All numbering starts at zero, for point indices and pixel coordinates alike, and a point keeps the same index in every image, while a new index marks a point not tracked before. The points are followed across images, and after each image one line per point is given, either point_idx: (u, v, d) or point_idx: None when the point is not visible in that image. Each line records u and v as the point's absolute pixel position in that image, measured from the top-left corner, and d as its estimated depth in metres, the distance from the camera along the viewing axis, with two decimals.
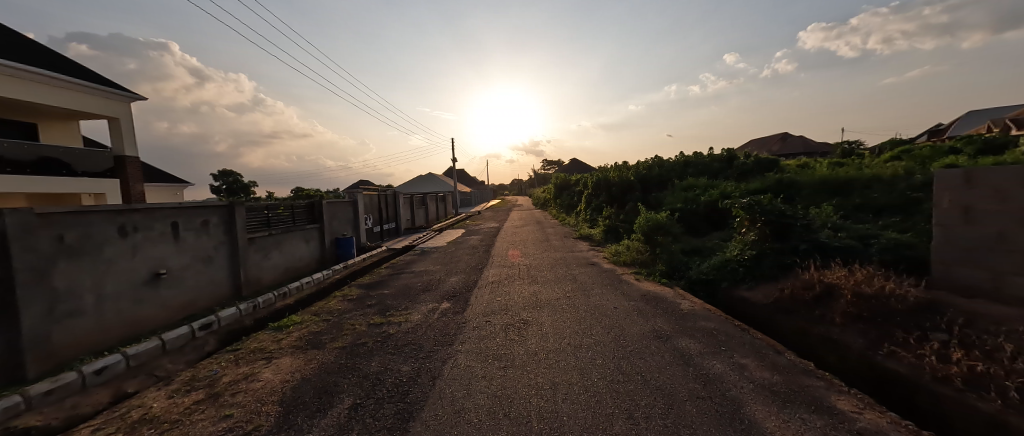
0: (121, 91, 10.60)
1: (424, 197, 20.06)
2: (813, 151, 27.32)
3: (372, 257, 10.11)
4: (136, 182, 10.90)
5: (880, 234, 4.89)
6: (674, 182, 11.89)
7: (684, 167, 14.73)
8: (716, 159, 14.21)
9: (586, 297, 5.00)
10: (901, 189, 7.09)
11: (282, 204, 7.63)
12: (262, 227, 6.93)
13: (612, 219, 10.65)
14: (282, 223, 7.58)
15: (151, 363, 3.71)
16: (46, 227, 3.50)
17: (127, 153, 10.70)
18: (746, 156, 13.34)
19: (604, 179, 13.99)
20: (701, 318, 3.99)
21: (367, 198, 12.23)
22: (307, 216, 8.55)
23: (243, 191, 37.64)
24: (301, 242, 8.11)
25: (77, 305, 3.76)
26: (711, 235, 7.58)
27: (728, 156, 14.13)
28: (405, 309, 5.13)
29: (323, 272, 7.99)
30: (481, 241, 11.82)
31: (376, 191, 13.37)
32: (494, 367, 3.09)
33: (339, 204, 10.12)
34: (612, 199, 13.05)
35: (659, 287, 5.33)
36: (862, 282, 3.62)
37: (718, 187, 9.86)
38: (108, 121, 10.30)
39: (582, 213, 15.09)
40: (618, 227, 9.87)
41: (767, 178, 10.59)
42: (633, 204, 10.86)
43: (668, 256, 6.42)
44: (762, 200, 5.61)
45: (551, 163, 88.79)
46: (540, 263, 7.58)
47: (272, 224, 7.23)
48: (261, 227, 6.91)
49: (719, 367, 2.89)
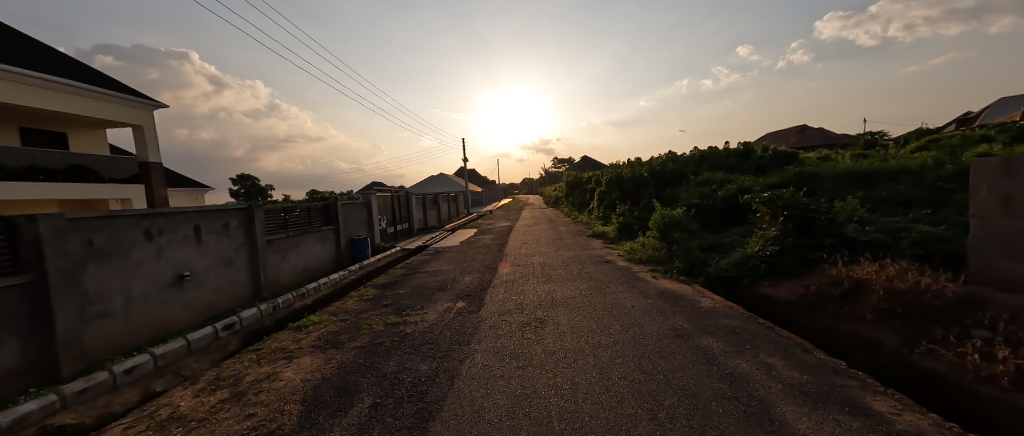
0: (143, 100, 10.99)
1: (436, 198, 20.24)
2: (833, 143, 26.41)
3: (386, 257, 10.23)
4: (159, 187, 11.31)
5: (912, 227, 4.66)
6: (689, 178, 11.67)
7: (699, 162, 14.45)
8: (732, 154, 13.87)
9: (603, 295, 4.92)
10: (932, 180, 6.76)
11: (298, 206, 7.77)
12: (280, 229, 7.08)
13: (626, 216, 10.51)
14: (299, 225, 7.74)
15: (177, 363, 3.82)
16: (76, 232, 3.64)
17: (150, 160, 11.09)
18: (764, 150, 12.99)
19: (617, 176, 13.82)
20: (722, 316, 3.86)
21: (380, 199, 12.40)
22: (323, 217, 8.70)
23: (260, 195, 38.65)
24: (317, 243, 8.26)
25: (107, 307, 3.91)
26: (730, 231, 7.40)
27: (745, 150, 13.79)
28: (421, 308, 5.15)
29: (340, 273, 8.12)
30: (493, 240, 11.83)
31: (390, 191, 13.55)
32: (512, 366, 3.06)
33: (354, 205, 10.26)
34: (624, 196, 12.92)
35: (677, 285, 5.21)
36: (895, 277, 3.44)
37: (736, 181, 9.60)
38: (132, 128, 10.73)
39: (594, 210, 14.94)
40: (632, 225, 9.75)
41: (785, 172, 10.28)
42: (647, 201, 10.69)
43: (685, 253, 6.29)
44: (783, 193, 5.42)
45: (561, 161, 88.22)
46: (554, 261, 7.52)
47: (289, 226, 7.38)
48: (279, 229, 7.06)
49: (745, 366, 2.79)
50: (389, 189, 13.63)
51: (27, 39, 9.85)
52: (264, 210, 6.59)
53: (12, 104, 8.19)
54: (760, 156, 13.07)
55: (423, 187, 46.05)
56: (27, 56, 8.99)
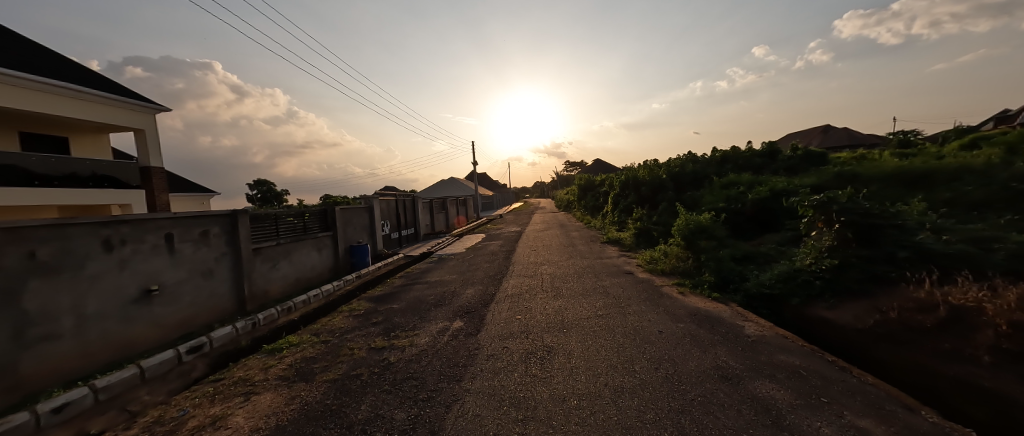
0: (144, 103, 10.88)
1: (444, 202, 19.76)
2: (860, 142, 24.89)
3: (387, 265, 9.69)
4: (161, 192, 11.15)
5: (1008, 236, 3.78)
6: (712, 180, 10.77)
7: (720, 164, 13.48)
8: (757, 154, 12.88)
9: (623, 316, 4.17)
10: (1009, 179, 5.75)
11: (291, 211, 7.31)
12: (270, 236, 6.60)
13: (643, 222, 9.69)
14: (292, 231, 7.26)
15: (125, 396, 3.29)
16: (15, 243, 3.17)
17: (151, 164, 10.95)
18: (793, 150, 11.98)
19: (632, 178, 12.98)
20: (777, 349, 3.04)
21: (384, 203, 11.93)
22: (319, 223, 8.22)
23: (276, 200, 39.26)
24: (312, 251, 7.76)
25: (53, 328, 3.42)
26: (765, 240, 6.53)
27: (771, 150, 12.79)
28: (413, 328, 4.51)
29: (335, 283, 7.59)
30: (500, 247, 11.17)
31: (395, 195, 13.11)
32: (510, 419, 2.37)
33: (354, 210, 9.78)
34: (641, 200, 12.05)
35: (710, 304, 4.42)
36: (1017, 305, 2.61)
37: (767, 183, 8.66)
38: (133, 132, 10.65)
39: (608, 215, 14.12)
40: (651, 231, 8.94)
41: (821, 173, 9.30)
42: (667, 205, 9.85)
43: (716, 264, 5.45)
44: (840, 195, 4.55)
45: (572, 164, 87.05)
46: (566, 272, 6.79)
47: (280, 232, 6.89)
48: (269, 236, 6.58)
49: (829, 433, 2.02)
50: (393, 193, 13.17)
51: (30, 43, 9.86)
52: (252, 216, 6.12)
53: (11, 108, 8.05)
54: (788, 156, 12.07)
55: (432, 191, 45.89)
56: (29, 61, 8.96)
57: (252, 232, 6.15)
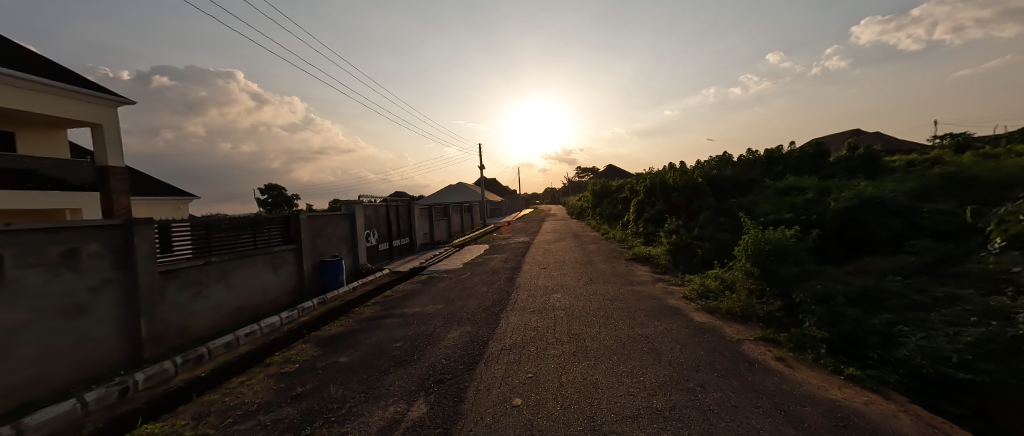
0: (104, 95, 9.53)
1: (446, 208, 18.20)
2: (903, 143, 22.46)
3: (366, 284, 8.03)
4: (121, 195, 9.88)
5: None
6: (763, 186, 8.80)
7: (762, 166, 11.41)
8: (807, 154, 10.79)
9: (704, 417, 2.32)
10: None
11: (234, 219, 5.73)
12: (194, 252, 5.00)
13: (681, 236, 7.80)
14: (232, 244, 5.66)
15: None
16: None
17: (109, 164, 9.63)
18: (851, 149, 9.74)
19: (658, 182, 11.06)
20: None
21: (371, 209, 10.36)
22: (276, 234, 6.60)
23: (286, 204, 38.67)
24: (262, 269, 6.14)
25: None
26: (876, 271, 4.57)
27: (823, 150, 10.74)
28: (345, 417, 2.74)
29: (288, 311, 5.92)
30: (503, 263, 9.40)
31: (385, 201, 11.57)
32: None
33: (328, 218, 8.19)
34: (671, 208, 10.13)
35: (851, 390, 2.55)
36: None
37: (850, 188, 6.67)
38: (91, 127, 9.43)
39: (630, 224, 12.24)
40: (695, 249, 7.05)
41: (912, 175, 7.26)
42: (709, 215, 7.94)
43: (824, 308, 3.55)
44: None
45: (583, 169, 84.83)
46: (587, 308, 4.95)
47: (211, 247, 5.28)
48: (193, 253, 4.97)
49: None
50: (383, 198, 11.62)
51: None
52: (162, 227, 4.52)
53: None
54: (843, 157, 9.82)
55: (439, 197, 44.53)
56: None
57: (163, 247, 4.56)
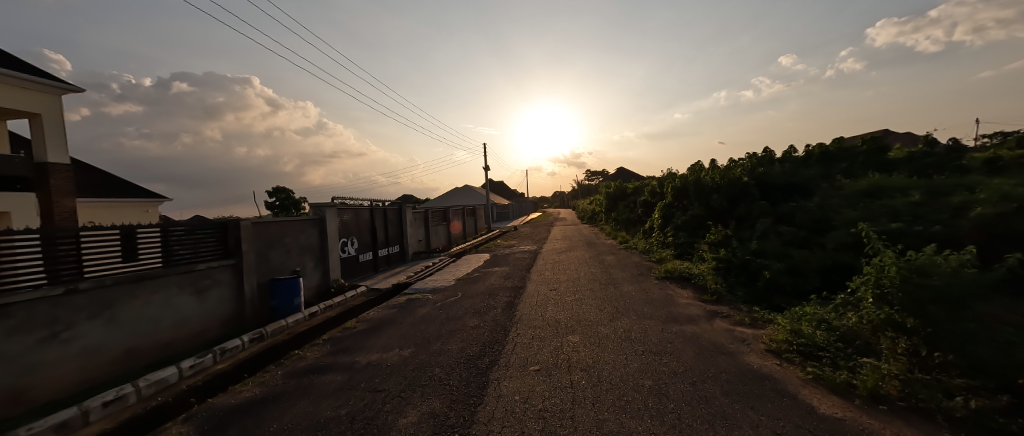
0: (50, 82, 8.27)
1: (445, 211, 16.66)
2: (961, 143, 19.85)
3: (329, 309, 6.39)
4: (64, 195, 8.66)
5: None
6: (834, 187, 6.90)
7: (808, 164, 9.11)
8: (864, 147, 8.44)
9: None
10: None
11: (154, 226, 4.43)
12: (82, 268, 3.65)
13: (733, 250, 5.99)
14: (146, 255, 4.32)
15: None
16: None
17: (49, 160, 8.43)
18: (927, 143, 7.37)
19: (691, 182, 9.25)
20: None
21: (349, 213, 8.83)
22: (207, 247, 5.10)
23: (290, 208, 38.03)
24: (175, 293, 4.57)
25: None
26: None
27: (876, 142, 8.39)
28: None
29: (199, 354, 4.24)
30: (503, 280, 7.69)
31: (370, 203, 10.06)
32: None
33: (288, 225, 6.65)
34: (709, 213, 8.31)
35: None
36: None
37: (983, 187, 4.77)
38: (31, 117, 8.23)
39: (655, 232, 10.41)
40: (757, 270, 5.25)
41: None
42: (769, 224, 6.12)
43: None
44: None
45: (594, 173, 82.73)
46: (622, 369, 3.18)
47: (110, 260, 3.93)
48: (77, 270, 3.60)
49: None
50: (368, 200, 10.12)
51: None
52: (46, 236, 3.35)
53: None
54: (917, 152, 7.50)
55: (444, 201, 43.18)
56: None
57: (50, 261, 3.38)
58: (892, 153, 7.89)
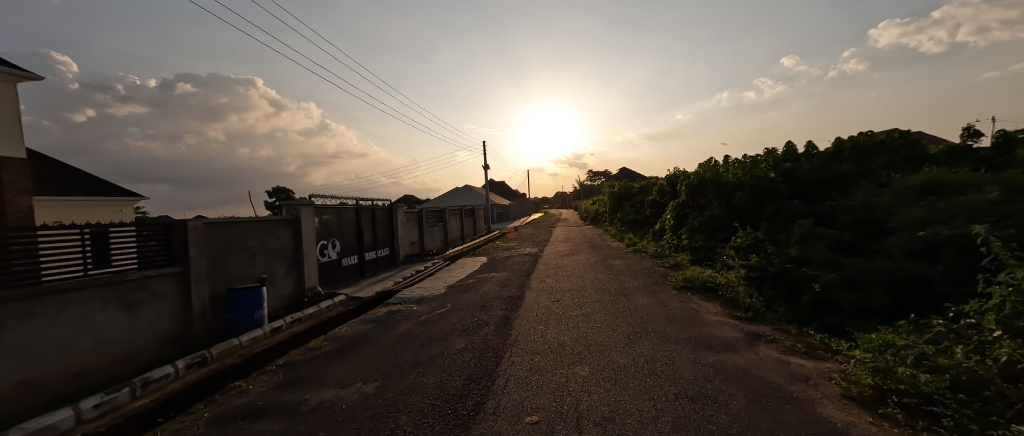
0: (3, 68, 7.49)
1: (442, 212, 15.80)
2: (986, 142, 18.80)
3: (296, 322, 5.54)
4: (18, 193, 7.86)
5: None
6: (878, 185, 6.02)
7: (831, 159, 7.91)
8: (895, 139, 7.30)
9: None
10: None
11: (128, 226, 4.13)
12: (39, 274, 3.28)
13: (767, 257, 5.11)
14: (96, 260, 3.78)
15: None
16: None
17: (2, 154, 7.64)
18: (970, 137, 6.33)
19: (708, 179, 8.38)
20: None
21: (330, 213, 8.00)
22: (144, 253, 4.26)
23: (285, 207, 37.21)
24: (95, 310, 3.69)
25: None
26: None
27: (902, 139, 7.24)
28: None
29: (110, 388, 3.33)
30: (500, 288, 6.83)
31: (356, 202, 9.25)
32: None
33: (252, 227, 5.82)
34: (730, 213, 7.43)
35: None
36: None
37: None
38: None
39: (668, 234, 9.52)
40: (801, 282, 4.37)
41: None
42: (807, 227, 5.24)
43: None
44: None
45: (596, 173, 81.85)
46: (652, 423, 2.30)
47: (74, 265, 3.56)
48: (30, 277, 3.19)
49: None
50: (354, 198, 9.32)
51: None
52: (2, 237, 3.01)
53: None
54: (961, 149, 6.42)
55: (444, 201, 42.42)
56: None
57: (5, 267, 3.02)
58: (929, 147, 6.80)
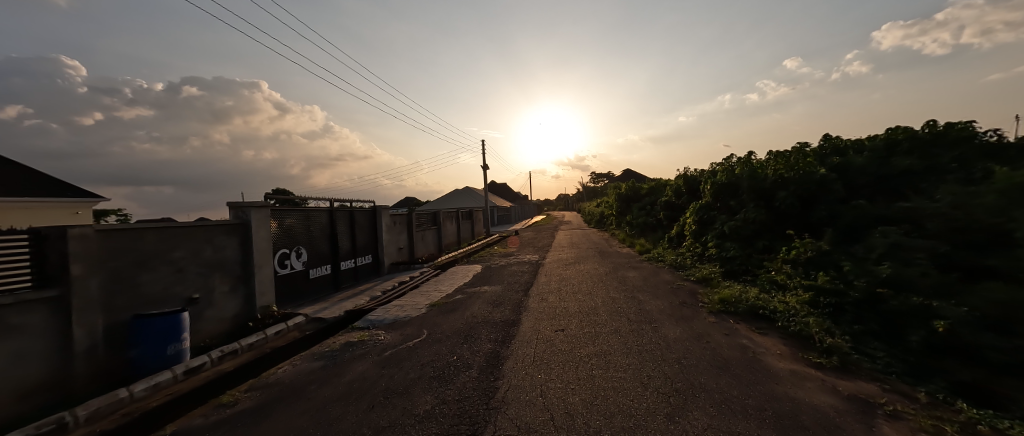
0: None
1: (435, 215, 14.63)
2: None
3: (227, 356, 4.29)
4: None
5: None
6: (965, 178, 4.78)
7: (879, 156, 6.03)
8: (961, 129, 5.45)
9: None
10: None
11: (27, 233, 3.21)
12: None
13: (843, 277, 3.84)
14: None
15: None
16: None
17: None
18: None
19: (740, 176, 7.13)
20: None
21: (294, 216, 6.83)
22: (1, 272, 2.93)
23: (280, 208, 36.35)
24: None
25: None
26: None
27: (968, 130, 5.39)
28: None
29: None
30: (491, 309, 5.61)
31: (331, 204, 8.08)
32: None
33: (179, 234, 4.64)
34: (770, 217, 6.15)
35: None
36: None
37: None
38: None
39: (689, 241, 8.24)
40: (906, 315, 3.12)
41: None
42: (891, 235, 3.99)
43: None
44: None
45: (600, 175, 80.54)
46: None
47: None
48: None
49: None
50: (329, 200, 8.16)
51: None
52: None
53: None
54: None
55: (444, 202, 41.39)
56: None
57: None
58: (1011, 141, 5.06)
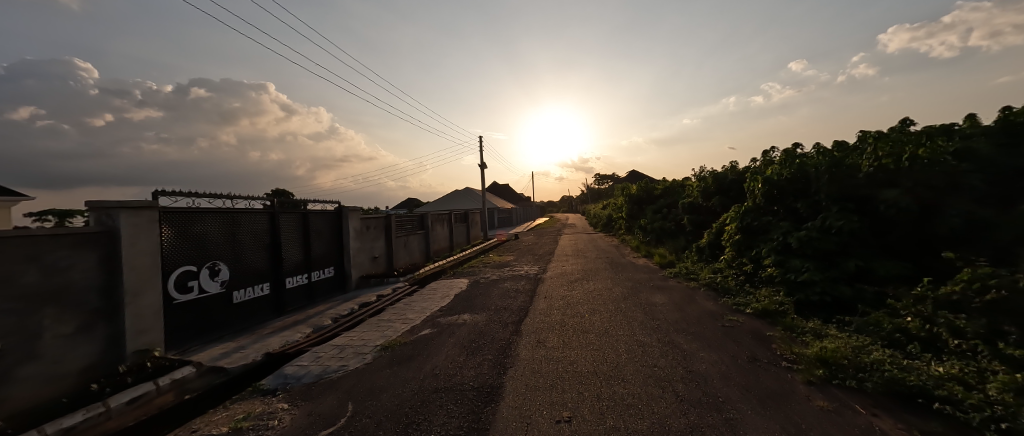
0: None
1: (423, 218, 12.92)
2: None
3: None
4: None
5: None
6: None
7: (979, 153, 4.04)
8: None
9: None
10: None
11: None
12: None
13: None
14: None
15: None
16: None
17: None
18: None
19: (814, 170, 5.26)
20: None
21: (204, 220, 5.09)
22: None
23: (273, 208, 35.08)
24: None
25: None
26: None
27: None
28: None
29: None
30: (462, 360, 3.81)
31: (272, 204, 6.35)
32: None
33: None
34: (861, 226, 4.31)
35: None
36: None
37: None
38: None
39: (738, 256, 6.35)
40: None
41: None
42: None
43: None
44: None
45: (604, 177, 78.53)
46: None
47: None
48: None
49: None
50: (272, 199, 6.44)
51: None
52: None
53: None
54: None
55: (442, 204, 39.74)
56: None
57: None
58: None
